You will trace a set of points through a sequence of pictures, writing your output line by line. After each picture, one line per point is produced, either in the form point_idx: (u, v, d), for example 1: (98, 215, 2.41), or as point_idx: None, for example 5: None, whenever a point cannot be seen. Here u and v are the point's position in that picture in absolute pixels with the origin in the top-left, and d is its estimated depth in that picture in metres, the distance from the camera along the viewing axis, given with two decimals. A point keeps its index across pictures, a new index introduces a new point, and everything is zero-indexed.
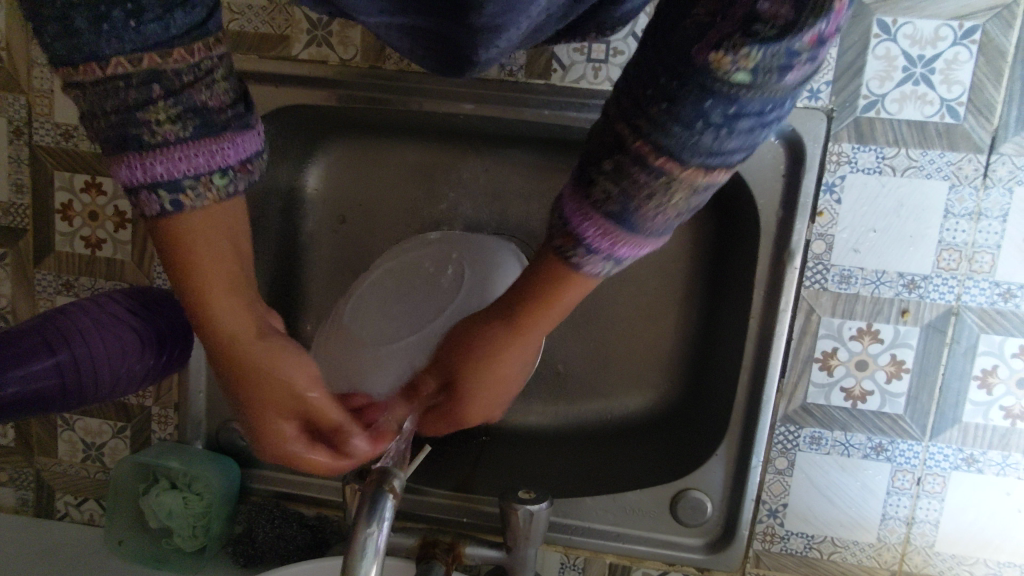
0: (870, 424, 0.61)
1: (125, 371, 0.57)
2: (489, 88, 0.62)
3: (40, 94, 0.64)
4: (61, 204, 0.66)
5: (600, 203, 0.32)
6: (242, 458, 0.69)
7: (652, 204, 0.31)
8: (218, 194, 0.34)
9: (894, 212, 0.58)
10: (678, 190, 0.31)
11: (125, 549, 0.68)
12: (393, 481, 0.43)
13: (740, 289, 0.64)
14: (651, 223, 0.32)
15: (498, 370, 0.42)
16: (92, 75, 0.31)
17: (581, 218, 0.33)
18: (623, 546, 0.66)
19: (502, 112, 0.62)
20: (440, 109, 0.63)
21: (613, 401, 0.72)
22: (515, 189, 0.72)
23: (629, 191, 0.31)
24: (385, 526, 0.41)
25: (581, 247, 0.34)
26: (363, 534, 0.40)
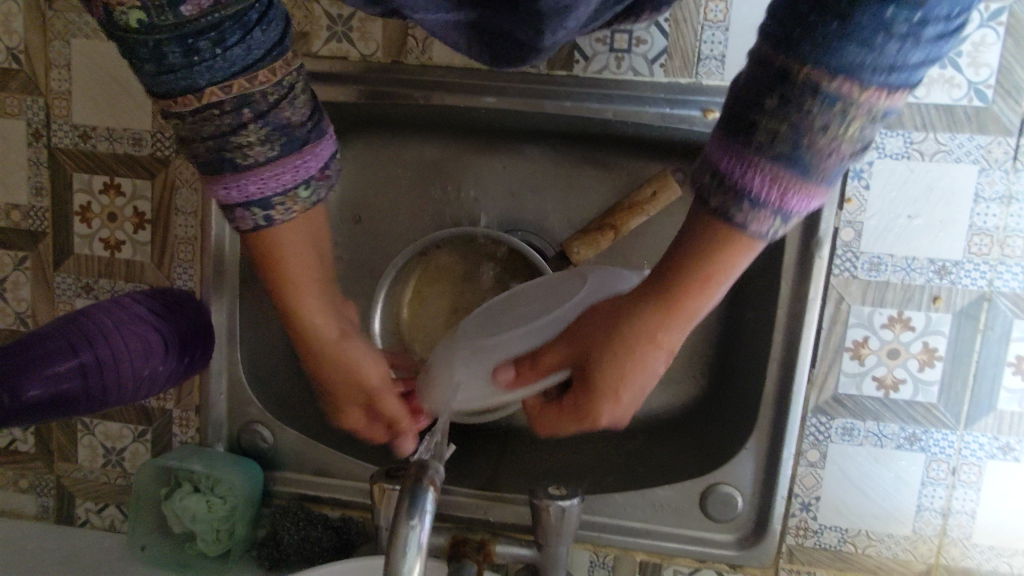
0: (903, 414, 0.60)
1: (149, 373, 0.57)
2: (511, 80, 0.61)
3: (59, 95, 0.64)
4: (80, 206, 0.66)
5: (764, 147, 0.30)
6: (264, 460, 0.69)
7: (827, 137, 0.29)
8: (303, 204, 0.39)
9: (924, 198, 0.57)
10: (855, 118, 0.29)
11: (148, 554, 0.67)
12: (432, 475, 0.42)
13: (766, 279, 0.63)
14: (823, 166, 0.30)
15: (642, 358, 0.38)
16: (192, 107, 0.35)
17: (744, 168, 0.31)
18: (653, 544, 0.65)
19: (524, 105, 0.62)
20: (461, 103, 0.63)
21: (638, 399, 0.71)
22: (535, 185, 0.71)
23: (800, 124, 0.29)
24: (427, 521, 0.40)
25: (746, 200, 0.31)
26: (406, 529, 0.39)
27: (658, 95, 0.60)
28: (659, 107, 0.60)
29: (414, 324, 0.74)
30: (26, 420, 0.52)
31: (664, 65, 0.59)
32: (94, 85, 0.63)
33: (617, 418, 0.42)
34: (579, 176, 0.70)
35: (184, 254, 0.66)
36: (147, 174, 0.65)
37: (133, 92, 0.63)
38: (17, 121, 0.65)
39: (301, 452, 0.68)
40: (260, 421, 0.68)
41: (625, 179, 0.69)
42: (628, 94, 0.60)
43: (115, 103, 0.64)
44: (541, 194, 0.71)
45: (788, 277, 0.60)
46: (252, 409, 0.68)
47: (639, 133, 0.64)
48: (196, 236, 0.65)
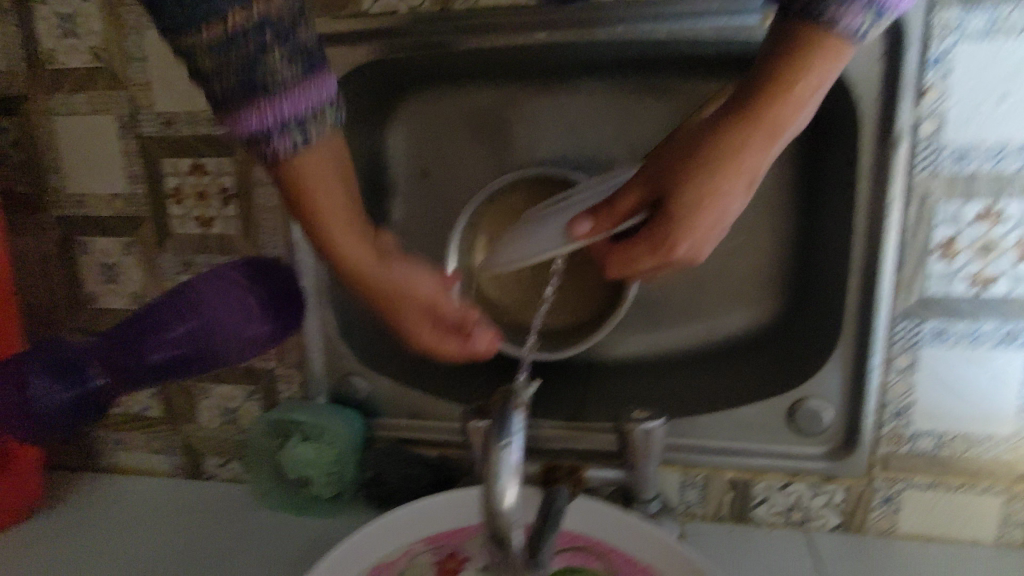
0: (998, 311, 0.58)
1: (249, 332, 0.62)
2: (559, 13, 0.61)
3: (140, 87, 0.69)
4: (173, 188, 0.71)
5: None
6: (365, 407, 0.74)
7: None
8: (331, 122, 0.41)
9: (1011, 78, 0.54)
10: None
11: (270, 499, 0.73)
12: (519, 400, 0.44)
13: (840, 186, 0.61)
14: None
15: (728, 173, 0.39)
16: (218, 37, 0.37)
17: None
18: (744, 462, 0.65)
19: (575, 37, 0.62)
20: (512, 44, 0.63)
21: (716, 320, 0.71)
22: (593, 119, 0.71)
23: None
24: (519, 444, 0.42)
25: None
26: (501, 450, 0.41)
27: (711, 7, 0.58)
28: (714, 19, 0.58)
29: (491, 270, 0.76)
30: (161, 378, 0.62)
31: None
32: (170, 72, 0.67)
33: (693, 251, 0.42)
34: (637, 104, 0.69)
35: (269, 222, 0.70)
36: (227, 151, 0.69)
37: None
38: (108, 116, 0.70)
39: (396, 398, 0.73)
40: (355, 373, 0.73)
41: (683, 102, 0.68)
42: (681, 10, 0.59)
43: (191, 87, 0.68)
44: (600, 128, 0.71)
45: (864, 183, 0.58)
46: (348, 361, 0.73)
47: (695, 52, 0.63)
48: (278, 204, 0.69)
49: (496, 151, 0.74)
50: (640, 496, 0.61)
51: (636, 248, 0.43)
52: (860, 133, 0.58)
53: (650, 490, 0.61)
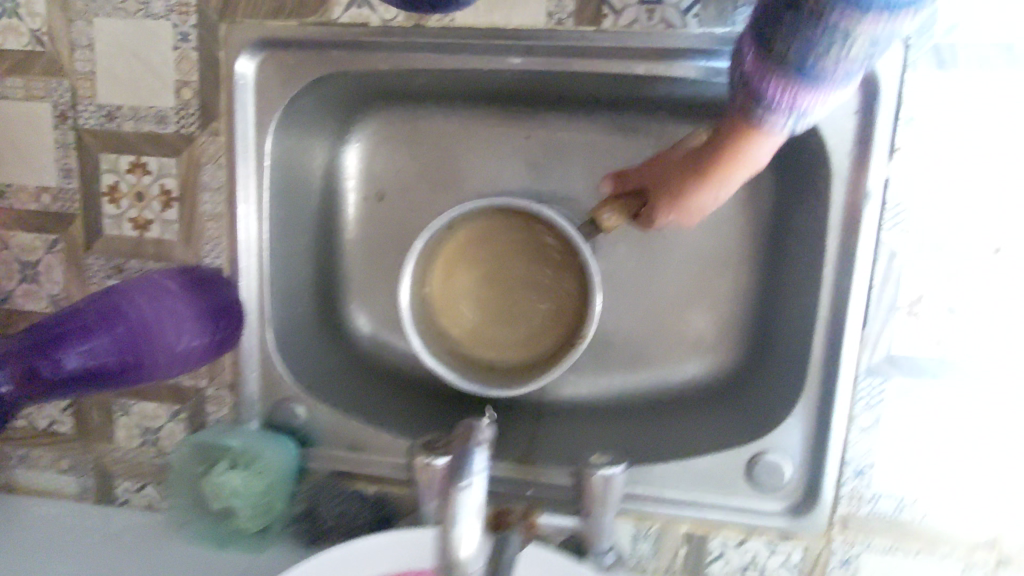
0: (917, 364, 0.57)
1: (183, 347, 0.60)
2: (499, 104, 0.74)
3: (83, 76, 0.64)
4: (109, 186, 0.66)
5: (780, 59, 0.41)
6: (300, 437, 0.70)
7: (830, 74, 0.41)
8: None
9: (978, 186, 0.55)
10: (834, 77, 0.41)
11: (188, 530, 0.67)
12: (478, 434, 0.37)
13: (801, 261, 0.67)
14: (828, 74, 0.41)
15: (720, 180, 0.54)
16: None
17: (760, 76, 0.43)
18: (557, 521, 0.56)
19: (492, 123, 0.75)
20: (451, 109, 0.75)
21: (673, 365, 0.76)
22: (560, 178, 0.76)
23: (807, 40, 0.39)
24: (482, 481, 0.35)
25: (765, 103, 0.44)
26: (457, 491, 0.34)
27: (691, 47, 0.57)
28: (693, 60, 0.58)
29: (444, 321, 0.77)
30: (68, 390, 0.57)
31: (699, 15, 0.56)
32: (118, 63, 0.64)
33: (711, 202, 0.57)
34: (565, 155, 0.75)
35: (212, 231, 0.66)
36: (172, 151, 0.65)
37: (162, 65, 0.63)
38: (43, 105, 0.66)
39: (337, 429, 0.69)
40: (293, 398, 0.69)
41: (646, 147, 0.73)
42: (649, 49, 0.58)
43: (139, 82, 0.64)
44: (562, 188, 0.76)
45: (840, 185, 0.57)
46: (285, 387, 0.69)
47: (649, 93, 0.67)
48: (223, 213, 0.66)
49: (445, 199, 0.77)
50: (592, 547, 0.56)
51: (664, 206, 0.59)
52: (761, 216, 0.73)
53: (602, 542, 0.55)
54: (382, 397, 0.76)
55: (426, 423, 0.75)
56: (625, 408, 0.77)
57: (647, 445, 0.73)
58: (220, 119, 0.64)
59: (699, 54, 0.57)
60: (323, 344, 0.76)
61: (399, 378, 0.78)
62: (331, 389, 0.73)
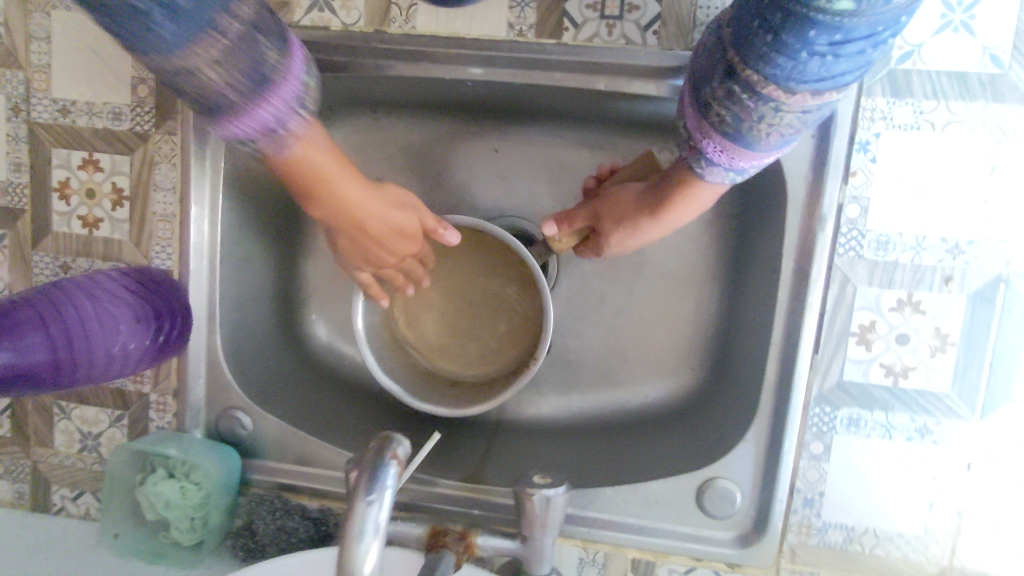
0: (867, 392, 0.57)
1: (121, 351, 0.57)
2: (465, 116, 0.73)
3: (38, 69, 0.64)
4: (59, 182, 0.65)
5: (718, 125, 0.44)
6: (244, 448, 0.67)
7: (763, 124, 0.42)
8: None
9: (933, 213, 0.55)
10: (786, 112, 0.41)
11: (122, 542, 0.65)
12: (394, 449, 0.36)
13: (759, 285, 0.67)
14: (762, 142, 0.43)
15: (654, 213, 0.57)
16: None
17: (702, 135, 0.46)
18: (496, 543, 0.54)
19: (458, 134, 0.75)
20: (417, 119, 0.74)
21: (636, 387, 0.76)
22: (523, 192, 0.75)
23: (741, 116, 0.42)
24: (385, 503, 0.34)
25: (706, 159, 0.46)
26: (363, 508, 0.34)
27: (650, 64, 0.57)
28: (652, 77, 0.57)
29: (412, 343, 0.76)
30: None
31: (657, 32, 0.56)
32: (74, 58, 0.63)
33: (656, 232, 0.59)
34: (530, 170, 0.75)
35: (162, 231, 0.65)
36: (126, 149, 0.64)
37: (119, 61, 0.62)
38: None
39: (281, 443, 0.66)
40: (240, 408, 0.66)
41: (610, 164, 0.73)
42: (606, 63, 0.57)
43: (96, 77, 0.63)
44: (527, 202, 0.75)
45: (796, 208, 0.56)
46: (233, 394, 0.67)
47: (612, 110, 0.67)
48: (175, 213, 0.64)
49: None
50: (531, 569, 0.54)
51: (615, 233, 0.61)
52: (722, 239, 0.72)
53: (542, 565, 0.54)
54: (337, 407, 0.74)
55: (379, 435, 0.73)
56: (581, 428, 0.76)
57: (599, 465, 0.71)
58: (174, 118, 0.63)
59: (660, 71, 0.57)
60: (278, 352, 0.74)
61: (354, 388, 0.76)
62: (280, 397, 0.71)
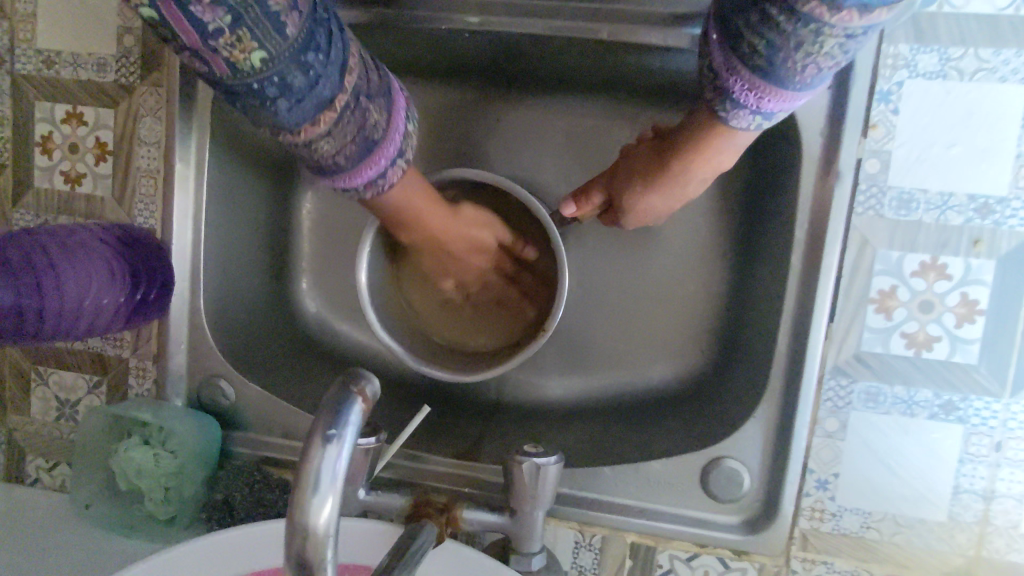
0: (889, 364, 0.53)
1: (92, 303, 0.55)
2: (466, 82, 0.70)
3: (23, 19, 0.62)
4: (42, 136, 0.63)
5: (749, 59, 0.39)
6: (225, 419, 0.64)
7: (801, 54, 0.36)
8: None
9: (961, 168, 0.51)
10: (828, 39, 0.35)
11: (94, 512, 0.61)
12: (361, 386, 0.32)
13: (769, 256, 0.62)
14: (797, 77, 0.39)
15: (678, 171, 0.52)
16: None
17: (730, 71, 0.41)
18: (483, 517, 0.50)
19: (458, 100, 0.70)
20: (414, 83, 0.70)
21: (643, 368, 0.71)
22: (526, 160, 0.70)
23: (775, 45, 0.37)
24: (347, 441, 0.30)
25: (732, 101, 0.42)
26: (317, 450, 0.30)
27: (654, 13, 0.55)
28: (657, 27, 0.55)
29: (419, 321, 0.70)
30: None
31: None
32: (60, 7, 0.61)
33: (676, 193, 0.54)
34: (533, 139, 0.69)
35: (146, 187, 0.62)
36: (111, 101, 0.62)
37: (105, 9, 0.60)
38: None
39: (263, 413, 0.63)
40: (223, 375, 0.63)
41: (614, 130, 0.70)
42: (612, 12, 0.56)
43: (82, 26, 0.61)
44: (529, 171, 0.70)
45: (812, 163, 0.52)
46: (213, 361, 0.63)
47: (618, 70, 0.63)
48: (159, 168, 0.62)
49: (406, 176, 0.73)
50: (521, 547, 0.50)
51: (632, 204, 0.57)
52: (733, 211, 0.68)
53: (533, 542, 0.50)
54: (325, 377, 0.71)
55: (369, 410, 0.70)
56: (582, 410, 0.71)
57: (601, 446, 0.67)
58: (160, 69, 0.60)
59: (664, 21, 0.55)
60: (265, 321, 0.70)
61: (345, 361, 0.73)
62: (263, 367, 0.67)
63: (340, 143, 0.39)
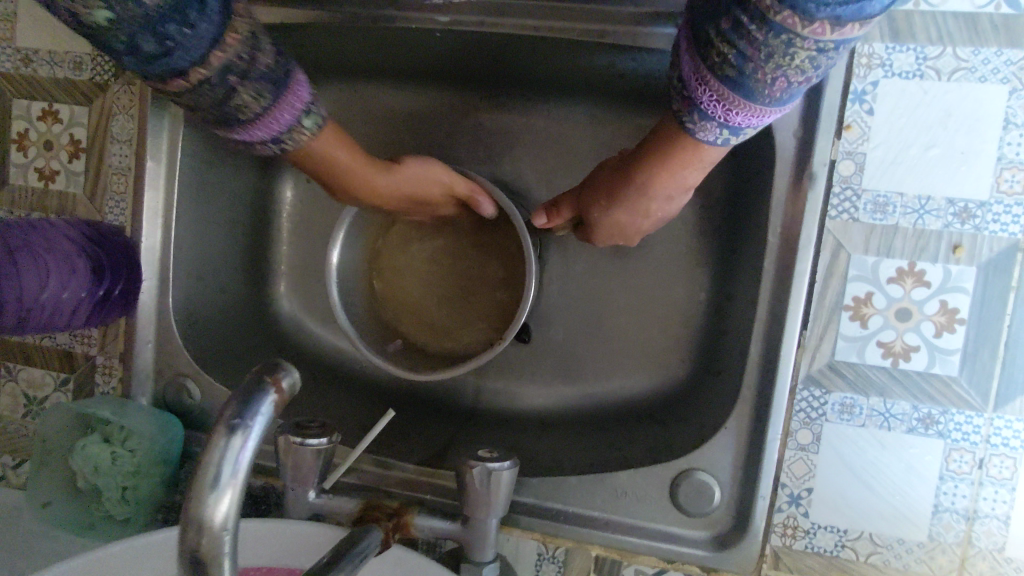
0: (864, 375, 0.51)
1: (49, 299, 0.56)
2: (443, 84, 0.69)
3: (3, 18, 0.62)
4: (19, 133, 0.63)
5: (717, 68, 0.34)
6: (189, 419, 0.63)
7: (772, 66, 0.31)
8: None
9: (940, 170, 0.49)
10: (802, 50, 0.30)
11: (52, 513, 0.60)
12: (277, 377, 0.31)
13: (746, 262, 0.60)
14: (767, 90, 0.34)
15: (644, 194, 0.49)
16: None
17: (696, 80, 0.35)
18: (432, 524, 0.50)
19: (435, 102, 0.70)
20: (392, 86, 0.70)
21: (620, 378, 0.69)
22: (502, 164, 0.69)
23: (745, 54, 0.31)
24: (254, 432, 0.29)
25: (698, 112, 0.37)
26: (221, 438, 0.29)
27: (626, 10, 0.54)
28: (628, 24, 0.54)
29: (400, 319, 0.68)
30: None
31: None
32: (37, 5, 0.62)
33: (644, 211, 0.51)
34: (510, 142, 0.69)
35: (117, 185, 0.62)
36: (85, 99, 0.62)
37: None
38: None
39: None
40: (188, 375, 0.62)
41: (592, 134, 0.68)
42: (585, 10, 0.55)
43: (59, 25, 0.61)
44: (505, 175, 0.69)
45: (785, 164, 0.50)
46: (179, 360, 0.62)
47: (593, 73, 0.62)
48: (130, 166, 0.62)
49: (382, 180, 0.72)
50: (473, 556, 0.49)
51: (601, 225, 0.54)
52: (713, 217, 0.66)
53: (486, 549, 0.49)
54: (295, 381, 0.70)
55: (338, 416, 0.68)
56: (556, 420, 0.69)
57: (573, 457, 0.64)
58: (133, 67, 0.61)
59: (635, 18, 0.54)
60: (237, 322, 0.69)
61: (317, 365, 0.71)
62: (229, 369, 0.66)
63: (201, 106, 0.38)
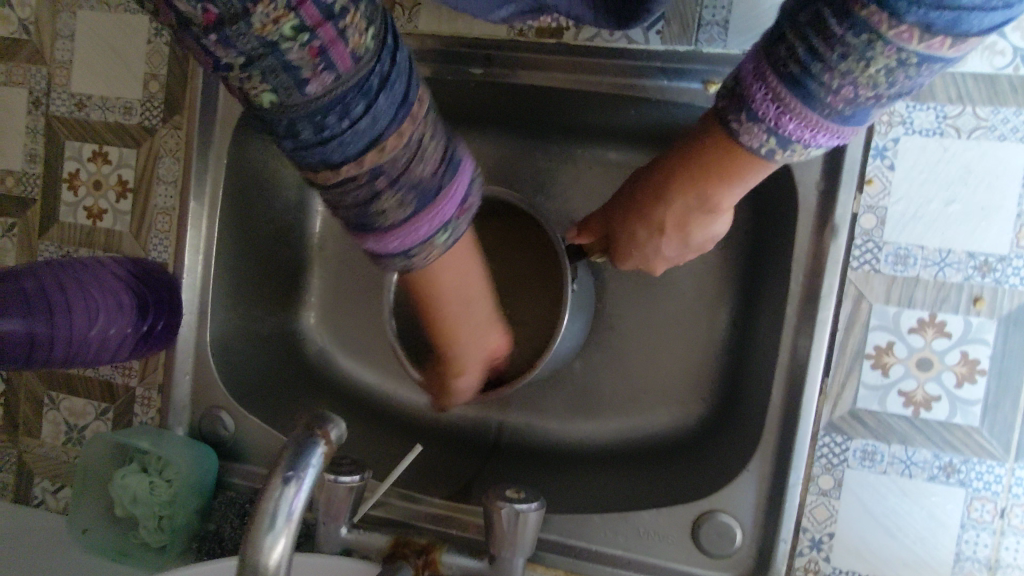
0: (885, 422, 0.52)
1: (98, 336, 0.56)
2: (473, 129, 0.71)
3: (60, 64, 0.66)
4: (70, 173, 0.67)
5: (780, 67, 0.32)
6: (223, 450, 0.65)
7: (842, 69, 0.30)
8: None
9: (960, 225, 0.50)
10: (879, 56, 0.29)
11: (89, 538, 0.63)
12: (326, 429, 0.33)
13: (767, 307, 0.62)
14: (829, 99, 0.32)
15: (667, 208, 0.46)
16: None
17: (755, 76, 0.34)
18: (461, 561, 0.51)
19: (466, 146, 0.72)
20: None
21: (642, 416, 0.70)
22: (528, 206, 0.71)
23: (817, 53, 0.30)
24: (306, 482, 0.31)
25: (747, 110, 0.35)
26: (275, 487, 0.31)
27: (653, 65, 0.56)
28: (656, 78, 0.56)
29: None
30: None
31: (661, 32, 0.55)
32: (92, 53, 0.65)
33: (659, 231, 0.48)
34: (537, 186, 0.71)
35: (160, 224, 0.65)
36: (134, 142, 0.65)
37: (135, 56, 0.64)
38: (20, 90, 0.67)
39: (260, 444, 0.64)
40: (222, 407, 0.64)
41: None
42: (614, 65, 0.57)
43: (112, 73, 0.65)
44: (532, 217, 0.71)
45: (807, 216, 0.52)
46: (215, 392, 0.65)
47: (621, 122, 0.64)
48: (174, 206, 0.65)
49: None
50: None
51: (622, 243, 0.51)
52: (734, 260, 0.67)
53: None
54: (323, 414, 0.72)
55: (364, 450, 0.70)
56: (579, 455, 0.71)
57: (596, 493, 0.65)
58: (181, 113, 0.64)
59: (662, 74, 0.56)
60: (268, 355, 0.71)
61: (345, 398, 0.74)
62: (261, 401, 0.68)
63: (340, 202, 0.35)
